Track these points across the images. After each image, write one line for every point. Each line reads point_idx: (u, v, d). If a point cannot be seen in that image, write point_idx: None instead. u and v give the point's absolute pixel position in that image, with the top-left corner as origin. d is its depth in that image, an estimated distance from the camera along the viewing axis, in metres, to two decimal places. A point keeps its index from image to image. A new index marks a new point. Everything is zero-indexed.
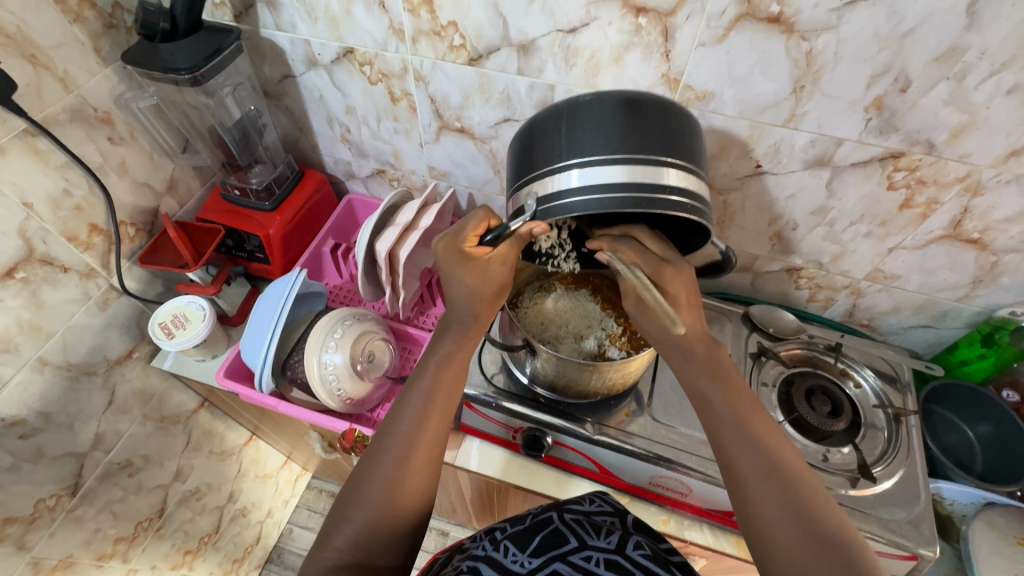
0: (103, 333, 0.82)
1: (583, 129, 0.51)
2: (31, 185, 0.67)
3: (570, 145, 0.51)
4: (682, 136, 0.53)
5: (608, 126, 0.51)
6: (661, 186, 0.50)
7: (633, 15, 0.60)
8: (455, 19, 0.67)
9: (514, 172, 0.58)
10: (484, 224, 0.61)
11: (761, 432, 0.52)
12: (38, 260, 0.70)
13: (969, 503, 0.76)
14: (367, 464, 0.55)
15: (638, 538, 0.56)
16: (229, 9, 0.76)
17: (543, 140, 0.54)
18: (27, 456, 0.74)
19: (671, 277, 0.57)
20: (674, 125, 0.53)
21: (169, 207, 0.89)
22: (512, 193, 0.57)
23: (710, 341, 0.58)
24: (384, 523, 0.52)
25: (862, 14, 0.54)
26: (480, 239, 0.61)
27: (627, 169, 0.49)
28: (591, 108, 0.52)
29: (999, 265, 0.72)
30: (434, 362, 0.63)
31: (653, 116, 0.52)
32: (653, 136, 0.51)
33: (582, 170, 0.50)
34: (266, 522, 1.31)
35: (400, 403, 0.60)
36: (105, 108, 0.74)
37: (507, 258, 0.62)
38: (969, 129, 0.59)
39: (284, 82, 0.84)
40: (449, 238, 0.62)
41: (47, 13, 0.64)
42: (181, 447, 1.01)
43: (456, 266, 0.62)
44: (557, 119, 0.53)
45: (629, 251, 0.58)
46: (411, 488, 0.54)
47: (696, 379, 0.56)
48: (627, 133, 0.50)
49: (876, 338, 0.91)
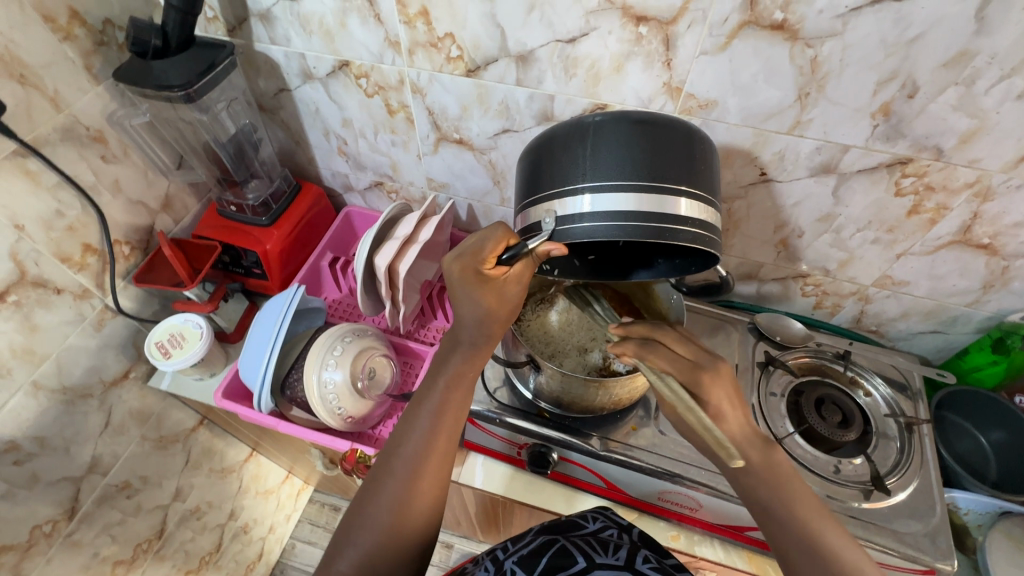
0: (99, 354, 0.81)
1: (605, 151, 0.50)
2: (22, 207, 0.65)
3: (590, 166, 0.50)
4: (702, 162, 0.52)
5: (629, 150, 0.50)
6: (679, 217, 0.50)
7: (633, 23, 0.59)
8: (452, 31, 0.66)
9: (528, 181, 0.56)
10: (505, 243, 0.56)
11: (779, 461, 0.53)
12: (30, 283, 0.69)
13: (984, 513, 0.75)
14: (373, 483, 0.54)
15: (645, 552, 0.56)
16: (222, 24, 0.75)
17: (564, 156, 0.52)
18: (22, 482, 0.72)
19: (711, 384, 0.53)
20: (697, 152, 0.52)
21: (164, 224, 0.87)
22: (526, 205, 0.55)
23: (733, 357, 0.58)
24: (392, 546, 0.50)
25: (868, 19, 0.52)
26: (498, 261, 0.57)
27: (647, 197, 0.49)
28: (613, 129, 0.50)
29: (1010, 270, 0.70)
30: (435, 379, 0.60)
31: (677, 142, 0.51)
32: (676, 163, 0.50)
33: (603, 194, 0.49)
34: (268, 539, 1.29)
35: (409, 420, 0.58)
36: (97, 126, 0.72)
37: (523, 278, 0.60)
38: (978, 134, 0.57)
39: (280, 95, 0.83)
40: (466, 258, 0.57)
41: (36, 32, 0.62)
42: (180, 466, 1.00)
43: (473, 287, 0.58)
44: (577, 134, 0.51)
45: (661, 359, 0.55)
46: (420, 508, 0.52)
47: (749, 487, 0.53)
48: (653, 160, 0.49)
49: (884, 343, 0.89)
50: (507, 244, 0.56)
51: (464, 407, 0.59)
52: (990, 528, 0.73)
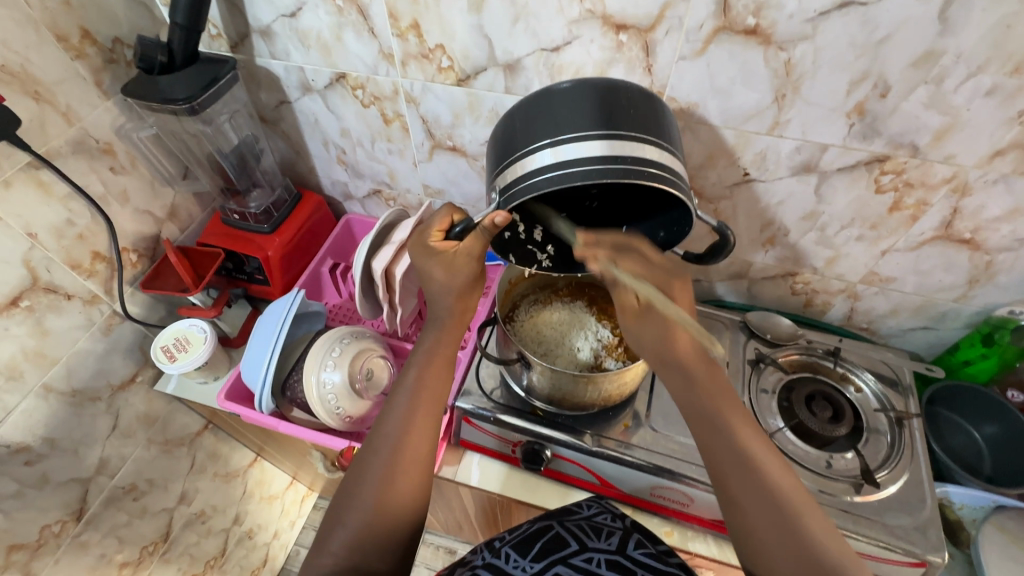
0: (106, 359, 0.83)
1: (556, 113, 0.52)
2: (34, 216, 0.69)
3: (550, 126, 0.52)
4: (657, 116, 0.54)
5: (579, 105, 0.52)
6: (636, 159, 0.50)
7: (613, 31, 0.62)
8: (442, 42, 0.69)
9: (496, 157, 0.58)
10: (449, 218, 0.63)
11: (764, 463, 0.51)
12: (42, 289, 0.72)
13: (978, 507, 0.75)
14: (358, 467, 0.56)
15: (639, 536, 0.57)
16: (225, 40, 0.78)
17: (526, 123, 0.54)
18: (32, 482, 0.75)
19: (678, 287, 0.60)
20: (648, 108, 0.54)
21: (170, 232, 0.90)
22: (493, 180, 0.58)
23: (709, 363, 0.58)
24: (379, 523, 0.52)
25: (837, 22, 0.55)
26: (444, 233, 0.63)
27: (601, 144, 0.50)
28: (563, 92, 0.53)
29: (994, 264, 0.72)
30: (415, 370, 0.63)
31: (630, 100, 0.53)
32: (626, 115, 0.52)
33: (557, 147, 0.50)
34: (273, 544, 1.31)
35: (386, 406, 0.61)
36: (106, 139, 0.76)
37: (473, 251, 0.63)
38: (951, 131, 0.59)
39: (280, 107, 0.87)
40: (417, 236, 0.65)
41: (49, 51, 0.66)
42: (186, 470, 1.02)
43: (426, 259, 0.63)
44: (533, 105, 0.54)
45: (632, 262, 0.58)
46: (406, 485, 0.54)
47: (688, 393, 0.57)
48: (607, 115, 0.51)
49: (876, 341, 0.90)
50: (451, 219, 0.63)
51: (442, 392, 0.62)
52: (984, 520, 0.73)
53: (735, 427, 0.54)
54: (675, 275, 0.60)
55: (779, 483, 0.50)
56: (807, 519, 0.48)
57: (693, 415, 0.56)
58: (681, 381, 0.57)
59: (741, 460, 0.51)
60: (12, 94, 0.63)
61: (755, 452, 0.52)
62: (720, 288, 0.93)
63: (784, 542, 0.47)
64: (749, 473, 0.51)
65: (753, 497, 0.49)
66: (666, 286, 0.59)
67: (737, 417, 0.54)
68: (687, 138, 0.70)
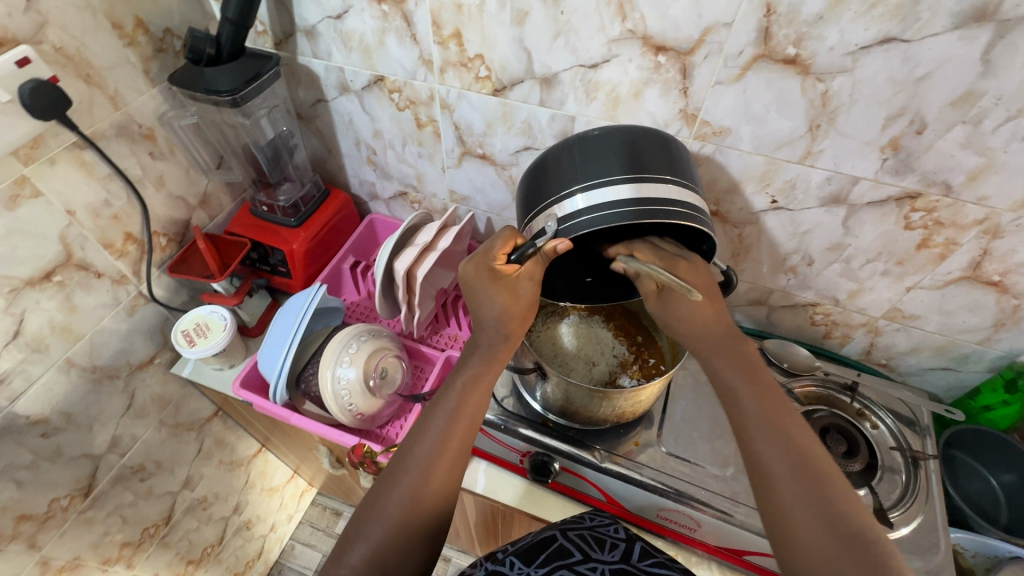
0: (128, 338, 0.84)
1: (583, 159, 0.59)
2: (74, 194, 0.70)
3: (592, 171, 0.58)
4: (673, 157, 0.61)
5: (620, 152, 0.59)
6: (659, 199, 0.57)
7: (652, 53, 0.62)
8: (482, 52, 0.70)
9: (536, 196, 0.63)
10: (512, 243, 0.63)
11: (789, 430, 0.51)
12: (75, 265, 0.73)
13: (992, 556, 0.72)
14: (386, 479, 0.57)
15: (643, 544, 0.59)
16: (270, 37, 0.81)
17: (568, 166, 0.60)
18: (46, 455, 0.76)
19: (686, 269, 0.58)
20: (672, 153, 0.61)
21: (200, 219, 0.92)
22: (536, 216, 0.62)
23: (737, 337, 0.58)
24: (401, 539, 0.53)
25: (877, 58, 0.55)
26: (508, 257, 0.63)
27: (637, 188, 0.56)
28: (604, 139, 0.60)
29: (1021, 309, 0.71)
30: (460, 384, 0.63)
31: (655, 146, 0.60)
32: (648, 159, 0.59)
33: (587, 193, 0.57)
34: (269, 537, 1.33)
35: (423, 423, 0.61)
36: (149, 125, 0.77)
37: (534, 274, 0.66)
38: (986, 172, 0.59)
39: (317, 106, 0.89)
40: (478, 258, 0.64)
41: (103, 36, 0.68)
42: (192, 454, 1.03)
43: (487, 284, 0.64)
44: (562, 151, 0.61)
45: (644, 250, 0.61)
46: (431, 507, 0.56)
47: (720, 368, 0.56)
48: (641, 161, 0.58)
49: (894, 378, 0.89)
50: (514, 244, 0.63)
51: (477, 418, 0.62)
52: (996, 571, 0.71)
53: (764, 399, 0.53)
54: (694, 268, 0.58)
55: (809, 451, 0.49)
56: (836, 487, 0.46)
57: (737, 420, 0.53)
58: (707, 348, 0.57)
59: (771, 430, 0.50)
60: (66, 76, 0.65)
61: (779, 413, 0.52)
62: (739, 313, 0.93)
63: (812, 509, 0.45)
64: (775, 441, 0.49)
65: (780, 463, 0.48)
66: (676, 265, 0.58)
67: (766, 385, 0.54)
68: (718, 162, 0.70)
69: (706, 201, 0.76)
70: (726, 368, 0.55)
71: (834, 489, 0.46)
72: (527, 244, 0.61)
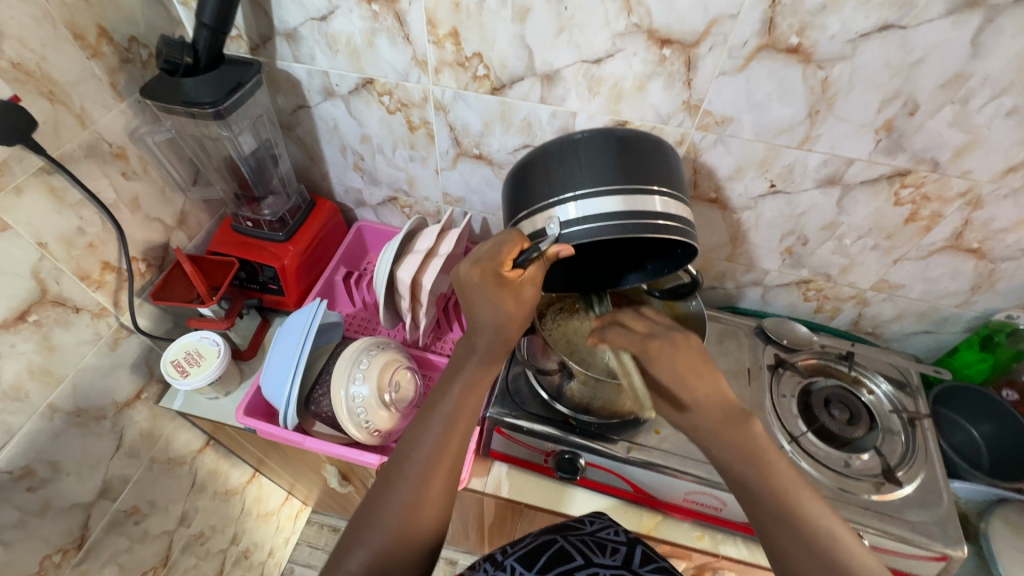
0: (112, 375, 0.78)
1: (583, 163, 0.59)
2: (45, 224, 0.64)
3: (591, 177, 0.58)
4: (668, 164, 0.62)
5: (616, 157, 0.59)
6: (648, 213, 0.58)
7: (658, 46, 0.63)
8: (480, 51, 0.68)
9: (531, 190, 0.62)
10: (518, 247, 0.59)
11: (802, 505, 0.52)
12: (50, 302, 0.67)
13: (982, 500, 0.78)
14: (383, 486, 0.57)
15: (643, 548, 0.59)
16: (245, 42, 0.76)
17: (568, 166, 0.59)
18: (34, 510, 0.69)
19: (658, 356, 0.58)
20: (665, 159, 0.62)
21: (179, 241, 0.86)
22: (534, 214, 0.61)
23: (739, 413, 0.57)
24: (398, 550, 0.53)
25: (875, 44, 0.57)
26: (515, 263, 0.59)
27: (631, 200, 0.57)
28: (602, 142, 0.60)
29: (996, 272, 0.76)
30: (464, 397, 0.62)
31: (650, 152, 0.61)
32: (645, 169, 0.59)
33: (581, 202, 0.58)
34: (268, 562, 1.28)
35: (420, 426, 0.61)
36: (119, 143, 0.71)
37: (537, 279, 0.60)
38: (971, 147, 0.63)
39: (298, 112, 0.84)
40: (484, 262, 0.59)
41: (65, 48, 0.61)
42: (186, 489, 0.97)
43: (492, 291, 0.59)
44: (562, 147, 0.60)
45: (618, 336, 0.62)
46: (428, 517, 0.55)
47: (725, 456, 0.56)
48: (638, 170, 0.59)
49: (880, 344, 0.95)
50: (521, 248, 0.59)
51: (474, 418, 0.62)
52: (992, 515, 0.77)
53: (792, 496, 0.52)
54: (674, 347, 0.58)
55: (823, 525, 0.50)
56: (848, 557, 0.48)
57: (750, 506, 0.54)
58: (708, 437, 0.57)
59: (784, 513, 0.51)
60: (27, 95, 0.58)
61: (791, 492, 0.53)
62: (735, 296, 0.96)
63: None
64: (792, 527, 0.51)
65: (802, 553, 0.49)
66: (647, 350, 0.59)
67: (775, 463, 0.54)
68: (719, 150, 0.72)
69: (706, 189, 0.77)
70: (728, 456, 0.55)
71: (851, 564, 0.48)
72: (534, 246, 0.58)
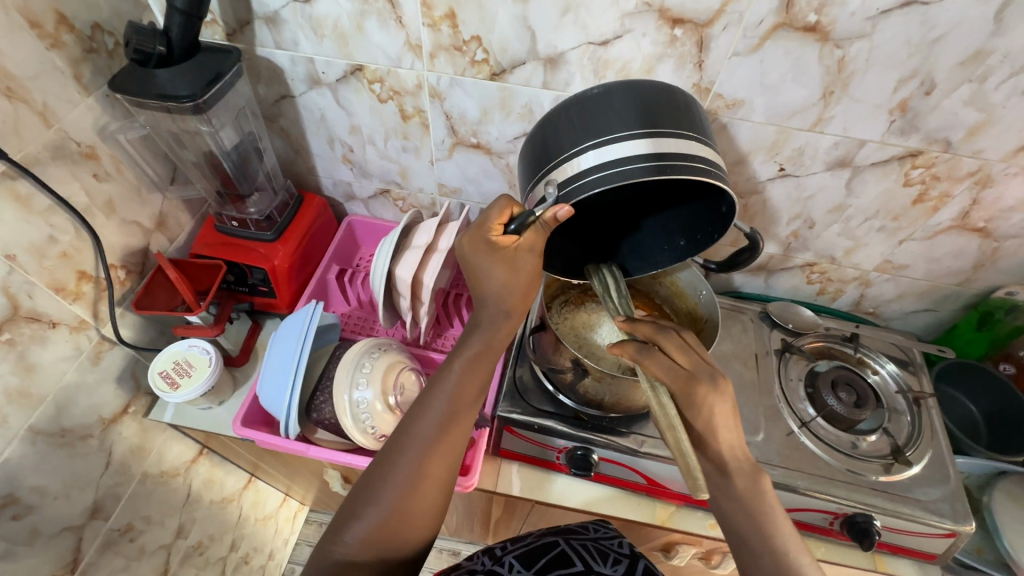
0: (96, 390, 0.73)
1: (583, 119, 0.53)
2: (11, 234, 0.58)
3: (595, 130, 0.52)
4: (688, 114, 0.55)
5: (624, 107, 0.52)
6: (665, 155, 0.50)
7: (669, 26, 0.60)
8: (479, 33, 0.64)
9: (537, 163, 0.57)
10: (508, 212, 0.58)
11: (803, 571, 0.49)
12: (24, 318, 0.62)
13: (982, 474, 0.80)
14: (384, 461, 0.55)
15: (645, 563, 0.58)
16: (221, 28, 0.70)
17: (568, 126, 0.54)
18: (22, 538, 0.65)
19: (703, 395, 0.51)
20: (685, 108, 0.55)
21: (160, 244, 0.81)
22: (535, 184, 0.56)
23: (756, 471, 0.53)
24: (397, 525, 0.52)
25: (895, 21, 0.55)
26: (505, 228, 0.57)
27: (644, 144, 0.50)
28: (607, 95, 0.54)
29: (999, 250, 0.77)
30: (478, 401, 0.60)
31: (666, 102, 0.54)
32: (654, 111, 0.52)
33: (596, 153, 0.51)
34: (269, 565, 1.25)
35: (422, 402, 0.58)
36: (88, 142, 0.66)
37: (535, 246, 0.58)
38: (985, 127, 0.62)
39: (281, 103, 0.79)
40: (473, 230, 0.58)
41: (21, 38, 0.55)
42: (181, 501, 0.93)
43: (485, 257, 0.58)
44: (561, 111, 0.56)
45: (654, 364, 0.53)
46: (426, 494, 0.54)
47: (728, 506, 0.52)
48: (648, 114, 0.52)
49: (880, 324, 0.95)
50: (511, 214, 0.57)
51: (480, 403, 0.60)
52: (993, 487, 0.78)
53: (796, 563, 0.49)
54: (716, 390, 0.52)
55: None
56: None
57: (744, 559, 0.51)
58: (717, 486, 0.53)
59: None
60: None
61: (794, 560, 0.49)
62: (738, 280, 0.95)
63: None
64: None
65: None
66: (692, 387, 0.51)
67: (779, 527, 0.51)
68: (729, 135, 0.70)
69: None
70: (735, 511, 0.52)
71: None
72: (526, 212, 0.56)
